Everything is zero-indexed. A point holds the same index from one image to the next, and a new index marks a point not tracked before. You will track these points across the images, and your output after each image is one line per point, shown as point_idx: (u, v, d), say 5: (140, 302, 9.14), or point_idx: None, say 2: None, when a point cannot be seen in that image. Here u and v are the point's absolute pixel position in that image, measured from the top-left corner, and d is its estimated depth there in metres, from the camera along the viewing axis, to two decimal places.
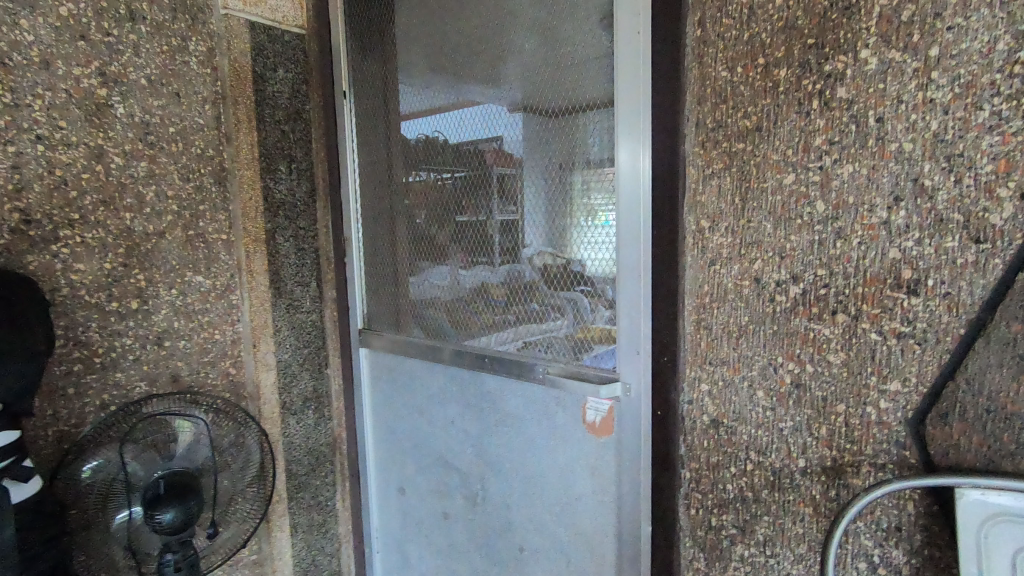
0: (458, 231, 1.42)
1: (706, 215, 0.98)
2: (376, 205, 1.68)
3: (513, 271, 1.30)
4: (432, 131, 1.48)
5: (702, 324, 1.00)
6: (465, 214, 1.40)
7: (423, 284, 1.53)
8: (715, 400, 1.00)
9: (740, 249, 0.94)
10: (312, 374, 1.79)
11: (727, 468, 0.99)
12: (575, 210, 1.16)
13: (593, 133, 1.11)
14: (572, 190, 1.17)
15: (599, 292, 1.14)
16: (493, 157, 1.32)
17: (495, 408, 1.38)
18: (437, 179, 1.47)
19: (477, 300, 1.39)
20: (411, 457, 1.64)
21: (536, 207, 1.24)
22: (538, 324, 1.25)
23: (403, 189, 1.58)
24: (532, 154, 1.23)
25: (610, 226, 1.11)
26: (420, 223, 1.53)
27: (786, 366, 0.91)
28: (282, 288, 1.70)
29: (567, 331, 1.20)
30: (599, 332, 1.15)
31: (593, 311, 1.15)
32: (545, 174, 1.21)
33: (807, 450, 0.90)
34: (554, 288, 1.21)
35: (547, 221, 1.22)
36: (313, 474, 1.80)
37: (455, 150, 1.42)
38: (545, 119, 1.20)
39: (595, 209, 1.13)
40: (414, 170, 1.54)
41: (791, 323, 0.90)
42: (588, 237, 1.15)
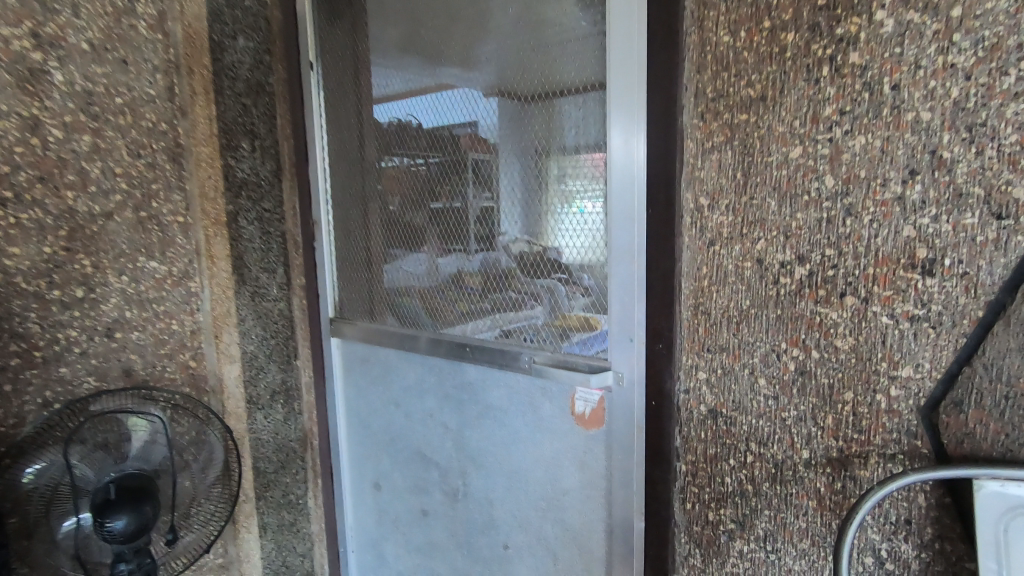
0: (434, 216, 1.33)
1: (705, 191, 0.91)
2: (347, 187, 1.58)
3: (491, 258, 1.22)
4: (404, 112, 1.39)
5: (700, 309, 0.94)
6: (440, 200, 1.31)
7: (398, 272, 1.44)
8: (714, 389, 0.94)
9: (741, 228, 0.88)
10: (280, 367, 1.68)
11: (726, 461, 0.94)
12: (554, 195, 1.10)
13: (575, 114, 1.06)
14: (558, 169, 1.09)
15: (576, 279, 1.09)
16: (468, 142, 1.24)
17: (476, 399, 1.30)
18: (410, 162, 1.38)
19: (454, 289, 1.31)
20: (386, 453, 1.55)
21: (514, 194, 1.17)
22: (514, 312, 1.20)
23: (376, 169, 1.48)
24: (510, 136, 1.16)
25: (593, 212, 1.06)
26: (392, 209, 1.44)
27: (791, 352, 0.86)
28: (246, 275, 1.58)
29: (546, 318, 1.14)
30: (582, 320, 1.09)
31: (571, 297, 1.10)
32: (523, 159, 1.14)
33: (812, 440, 0.85)
34: (532, 275, 1.15)
35: (527, 206, 1.15)
36: (283, 471, 1.70)
37: (430, 130, 1.33)
38: (523, 99, 1.13)
39: (575, 195, 1.07)
40: (388, 150, 1.44)
41: (795, 306, 0.85)
42: (569, 223, 1.09)
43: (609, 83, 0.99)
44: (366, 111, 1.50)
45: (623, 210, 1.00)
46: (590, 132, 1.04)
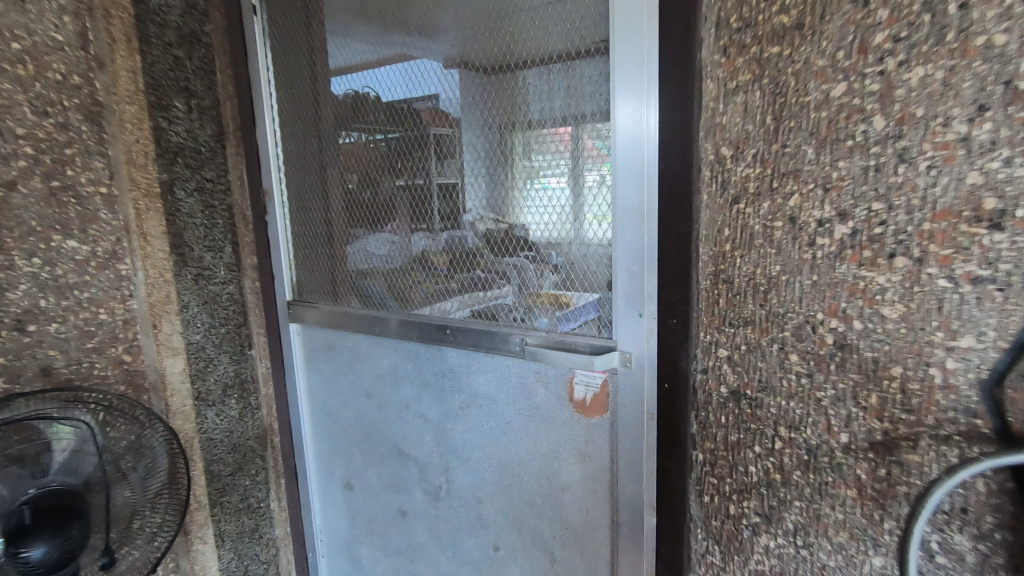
0: (399, 190, 1.19)
1: (728, 140, 0.79)
2: (303, 156, 1.39)
3: (455, 238, 1.11)
4: (360, 85, 1.24)
5: (721, 278, 0.82)
6: (403, 177, 1.18)
7: (361, 254, 1.29)
8: (737, 368, 0.83)
9: (771, 181, 0.76)
10: (232, 357, 1.50)
11: (751, 448, 0.83)
12: (518, 170, 1.02)
13: (539, 86, 0.97)
14: (535, 136, 0.99)
15: (542, 257, 1.00)
16: (428, 116, 1.12)
17: (460, 387, 1.15)
18: (366, 139, 1.24)
19: (424, 269, 1.18)
20: (355, 451, 1.39)
21: (478, 171, 1.07)
22: (483, 292, 1.09)
23: (338, 134, 1.31)
24: (470, 110, 1.06)
25: (559, 188, 0.98)
26: (352, 187, 1.28)
27: (829, 323, 0.75)
28: (187, 254, 1.39)
29: (513, 298, 1.05)
30: (552, 297, 1.00)
31: (539, 275, 1.01)
32: (486, 135, 1.04)
33: (853, 421, 0.75)
34: (499, 254, 1.05)
35: (495, 182, 1.05)
36: (241, 473, 1.52)
37: (388, 104, 1.19)
38: (480, 73, 1.03)
39: (540, 170, 0.99)
40: (348, 119, 1.28)
41: (835, 271, 0.74)
42: (535, 199, 1.01)
43: (612, 29, 0.87)
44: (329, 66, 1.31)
45: (614, 178, 0.90)
46: (554, 104, 0.96)
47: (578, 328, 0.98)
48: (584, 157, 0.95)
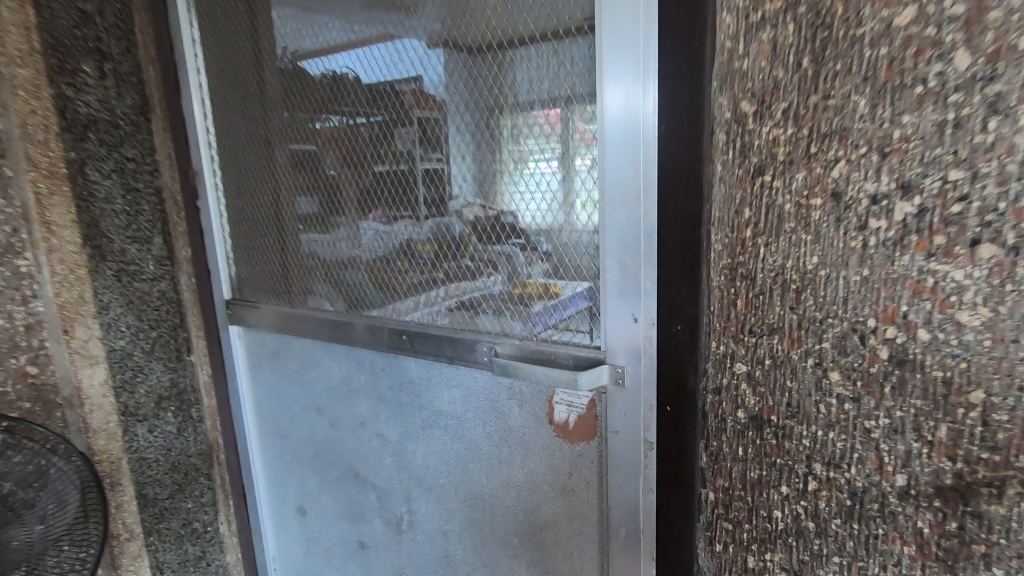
0: (376, 178, 0.96)
1: (749, 90, 0.60)
2: (248, 139, 1.17)
3: (439, 223, 0.89)
4: (338, 64, 0.99)
5: (739, 272, 0.63)
6: (386, 163, 0.94)
7: (315, 246, 1.08)
8: (759, 389, 0.65)
9: (810, 145, 0.57)
10: (167, 366, 1.30)
11: (776, 489, 0.66)
12: (505, 157, 0.81)
13: (528, 66, 0.76)
14: (514, 110, 0.79)
15: (532, 244, 0.80)
16: (411, 99, 0.89)
17: (421, 404, 0.97)
18: (348, 123, 0.98)
19: (403, 262, 0.95)
20: (306, 473, 1.21)
21: (466, 161, 0.85)
22: (468, 282, 0.87)
23: (290, 114, 1.08)
24: (459, 91, 0.83)
25: (551, 175, 0.78)
26: (332, 174, 1.03)
27: (883, 332, 0.57)
28: (104, 248, 1.17)
29: (502, 284, 0.84)
30: (541, 287, 0.80)
31: (527, 263, 0.81)
32: (475, 117, 0.82)
33: (915, 458, 0.57)
34: (487, 240, 0.84)
35: (481, 168, 0.83)
36: (183, 496, 1.33)
37: (369, 86, 0.94)
38: (461, 53, 0.82)
39: (529, 155, 0.78)
40: (300, 97, 1.06)
41: (891, 265, 0.56)
42: (523, 184, 0.80)
43: None
44: (299, 47, 1.04)
45: (602, 150, 0.71)
46: (542, 84, 0.76)
47: (563, 322, 0.80)
48: (571, 139, 0.75)
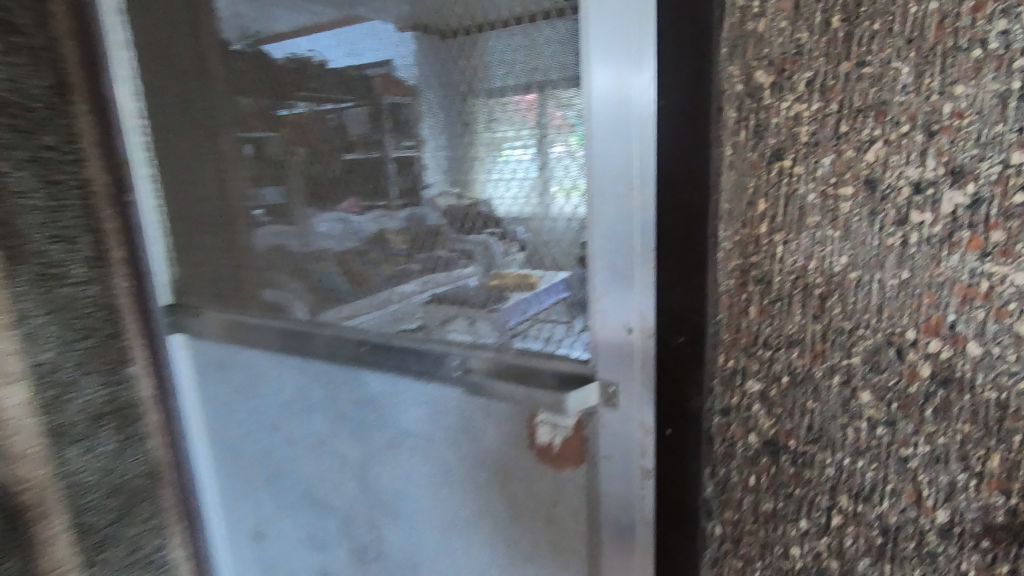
0: (346, 169, 0.82)
1: (765, 57, 0.50)
2: (185, 124, 1.03)
3: (413, 213, 0.77)
4: (305, 46, 0.83)
5: (752, 276, 0.54)
6: (357, 149, 0.80)
7: (262, 245, 0.96)
8: (774, 411, 0.56)
9: (840, 123, 0.48)
10: (103, 379, 1.11)
11: (794, 523, 0.57)
12: (477, 146, 0.70)
13: (503, 45, 0.66)
14: (491, 93, 0.68)
15: (510, 233, 0.69)
16: (381, 83, 0.76)
17: (387, 422, 0.86)
18: (315, 109, 0.83)
19: (374, 253, 0.82)
20: (262, 496, 1.09)
21: (440, 150, 0.73)
22: (445, 272, 0.75)
23: (229, 95, 0.94)
24: (432, 73, 0.72)
25: (525, 162, 0.67)
26: (301, 160, 0.87)
27: (924, 346, 0.48)
28: (23, 249, 0.97)
29: (478, 279, 0.73)
30: (519, 278, 0.69)
31: (503, 253, 0.70)
32: (449, 103, 0.71)
33: (960, 492, 0.49)
34: (461, 231, 0.73)
35: (456, 159, 0.72)
36: (129, 521, 1.16)
37: (337, 70, 0.80)
38: (435, 40, 0.71)
39: (506, 143, 0.68)
40: (245, 80, 0.91)
41: (937, 267, 0.47)
42: (500, 172, 0.69)
43: None
44: (263, 29, 0.87)
45: (590, 127, 0.57)
46: (516, 65, 0.65)
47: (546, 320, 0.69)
48: (547, 128, 0.66)
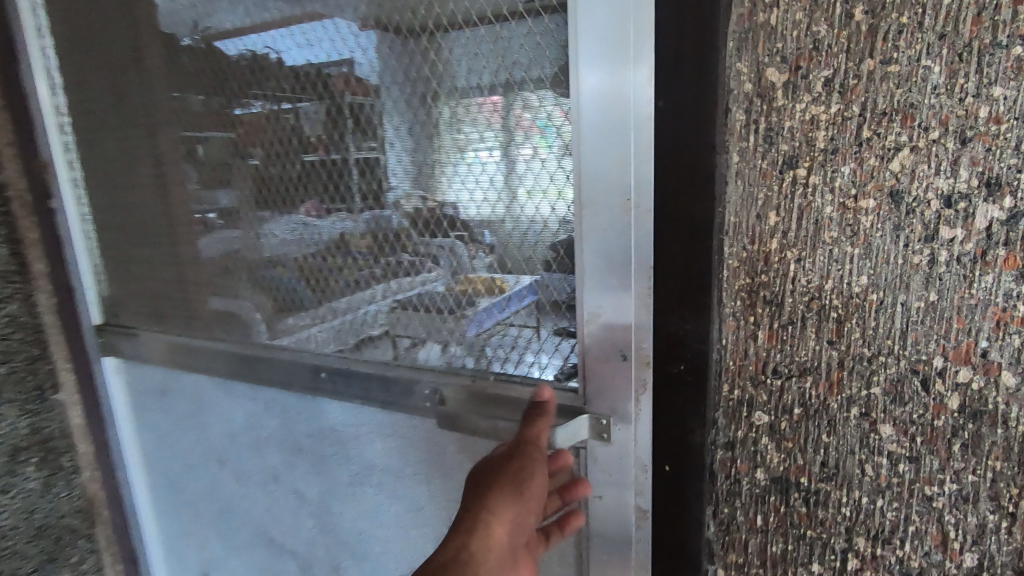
0: (306, 171, 0.73)
1: (778, 54, 0.44)
2: (114, 121, 0.92)
3: (377, 217, 0.69)
4: (258, 42, 0.74)
5: (761, 297, 0.48)
6: (317, 152, 0.71)
7: (209, 258, 0.86)
8: (784, 445, 0.50)
9: (863, 127, 0.42)
10: (24, 408, 0.98)
11: (805, 567, 0.52)
12: (443, 149, 0.63)
13: (479, 36, 0.59)
14: (462, 89, 0.61)
15: (475, 236, 0.63)
16: (342, 83, 0.68)
17: (351, 453, 0.78)
18: (273, 110, 0.74)
19: (336, 258, 0.74)
20: (211, 535, 1.00)
21: (406, 154, 0.65)
22: (408, 279, 0.69)
23: (166, 89, 0.84)
24: (395, 68, 0.64)
25: (492, 164, 0.61)
26: (257, 163, 0.78)
27: (953, 375, 0.44)
28: None
29: (445, 284, 0.66)
30: (487, 283, 0.64)
31: (470, 258, 0.64)
32: (415, 101, 0.64)
33: (989, 534, 0.45)
34: (425, 234, 0.66)
35: (423, 163, 0.65)
36: (57, 565, 1.04)
37: (295, 69, 0.71)
38: (399, 34, 0.63)
39: (473, 145, 0.61)
40: (186, 74, 0.82)
41: (969, 288, 0.42)
42: (468, 173, 0.62)
43: None
44: (212, 24, 0.78)
45: (580, 141, 0.53)
46: (493, 60, 0.58)
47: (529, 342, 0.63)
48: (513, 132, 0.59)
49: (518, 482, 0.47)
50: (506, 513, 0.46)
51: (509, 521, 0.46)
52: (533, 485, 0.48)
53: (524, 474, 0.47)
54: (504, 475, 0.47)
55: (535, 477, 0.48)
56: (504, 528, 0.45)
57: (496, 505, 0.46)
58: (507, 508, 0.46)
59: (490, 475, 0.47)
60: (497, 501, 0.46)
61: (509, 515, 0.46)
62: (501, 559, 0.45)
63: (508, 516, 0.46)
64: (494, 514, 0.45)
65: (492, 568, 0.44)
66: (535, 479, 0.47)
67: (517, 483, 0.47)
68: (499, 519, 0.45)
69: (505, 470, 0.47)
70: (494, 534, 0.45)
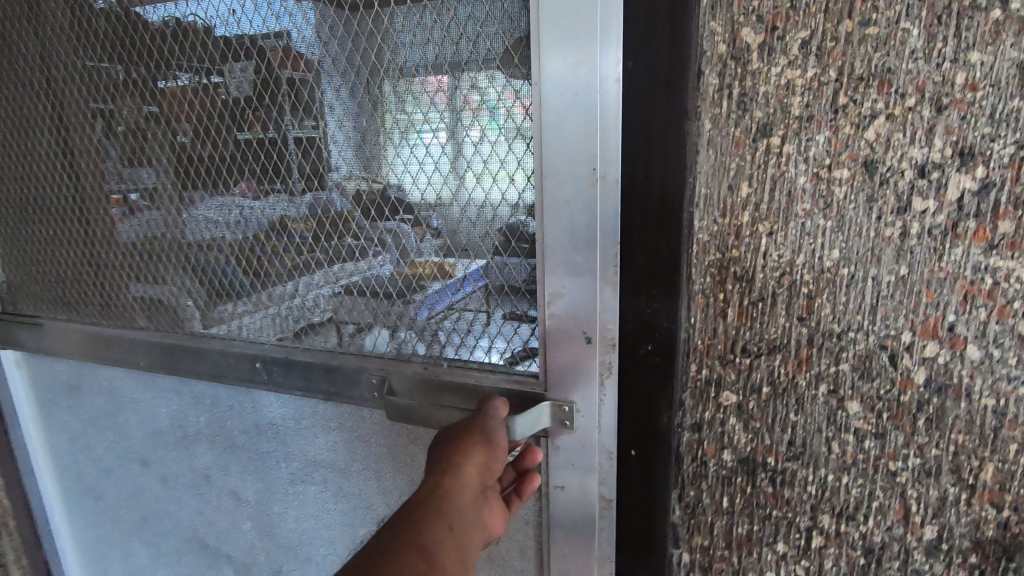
0: (239, 150, 0.66)
1: (754, 14, 0.42)
2: (14, 85, 0.80)
3: (318, 200, 0.63)
4: (185, 9, 0.66)
5: (730, 274, 0.46)
6: (250, 129, 0.64)
7: (127, 237, 0.77)
8: (752, 425, 0.49)
9: (839, 94, 0.41)
10: None
11: (770, 546, 0.51)
12: (387, 126, 0.58)
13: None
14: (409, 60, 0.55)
15: (422, 220, 0.59)
16: (277, 55, 0.61)
17: (294, 448, 0.73)
18: (198, 82, 0.66)
19: (275, 242, 0.67)
20: (136, 543, 0.93)
21: (348, 129, 0.60)
22: (352, 264, 0.63)
23: (75, 53, 0.74)
24: (337, 32, 0.57)
25: (439, 146, 0.56)
26: (185, 141, 0.69)
27: (920, 349, 0.43)
28: None
29: (392, 266, 0.61)
30: (434, 268, 0.59)
31: (417, 242, 0.59)
32: (358, 74, 0.58)
33: (950, 506, 0.45)
34: (370, 217, 0.61)
35: (366, 140, 0.59)
36: None
37: (225, 38, 0.64)
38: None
39: (420, 125, 0.56)
40: (92, 32, 0.72)
41: (939, 261, 0.41)
42: (412, 157, 0.58)
43: None
44: None
45: (540, 113, 0.50)
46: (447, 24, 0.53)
47: (486, 325, 0.59)
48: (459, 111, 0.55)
49: (488, 430, 0.46)
50: (479, 455, 0.43)
51: (480, 463, 0.43)
52: (501, 438, 0.46)
53: (491, 427, 0.46)
54: (470, 429, 0.46)
55: (499, 431, 0.46)
56: (476, 471, 0.43)
57: (468, 448, 0.43)
58: (478, 451, 0.43)
59: (455, 430, 0.46)
60: (468, 444, 0.44)
61: (481, 459, 0.43)
62: (476, 500, 0.42)
63: (481, 459, 0.43)
64: (464, 458, 0.43)
65: (468, 510, 0.41)
66: (501, 430, 0.46)
67: (485, 432, 0.45)
68: (472, 460, 0.43)
69: (471, 425, 0.46)
70: (469, 474, 0.42)
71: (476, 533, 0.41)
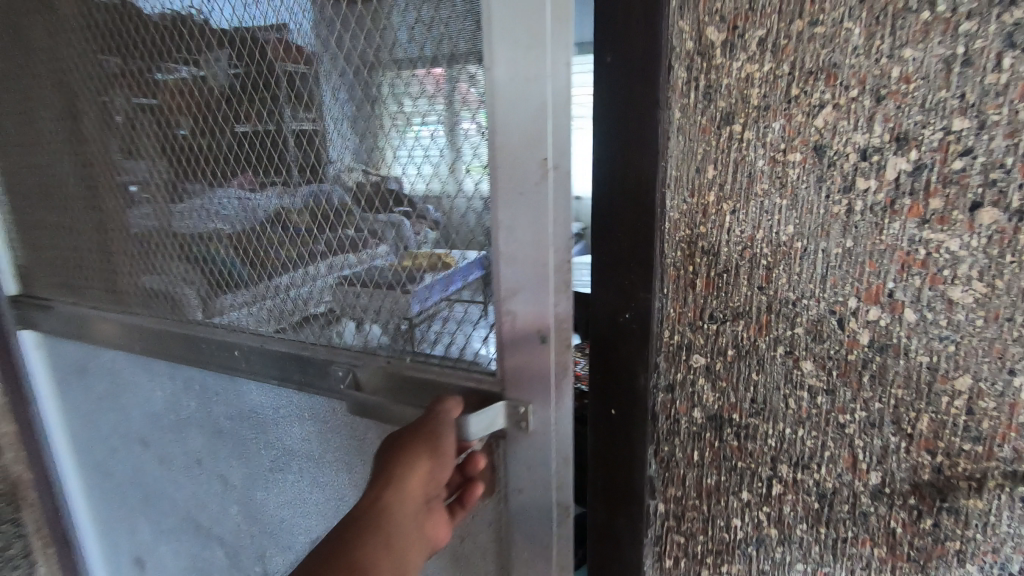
0: (237, 142, 0.70)
1: (717, 15, 0.47)
2: (25, 78, 0.85)
3: (317, 191, 0.67)
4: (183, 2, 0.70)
5: (699, 247, 0.52)
6: (251, 120, 0.69)
7: (134, 225, 0.82)
8: (718, 384, 0.55)
9: (792, 85, 0.46)
10: None
11: (736, 494, 0.57)
12: (383, 118, 0.62)
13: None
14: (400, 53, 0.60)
15: (418, 212, 0.62)
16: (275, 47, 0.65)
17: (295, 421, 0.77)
18: (197, 76, 0.71)
19: (272, 232, 0.71)
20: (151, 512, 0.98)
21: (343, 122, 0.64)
22: (352, 255, 0.67)
23: (83, 49, 0.78)
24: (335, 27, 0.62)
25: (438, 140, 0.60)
26: (183, 134, 0.74)
27: (865, 314, 0.48)
28: None
29: (392, 260, 0.65)
30: (432, 261, 0.63)
31: (416, 236, 0.63)
32: (353, 68, 0.62)
33: (892, 454, 0.50)
34: (369, 210, 0.65)
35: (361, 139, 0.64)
36: None
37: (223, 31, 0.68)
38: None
39: (417, 117, 0.61)
40: (99, 28, 0.76)
41: (880, 234, 0.46)
42: (407, 149, 0.62)
43: None
44: None
45: (494, 103, 0.55)
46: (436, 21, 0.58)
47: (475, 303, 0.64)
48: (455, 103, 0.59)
49: (437, 436, 0.53)
50: (421, 465, 0.51)
51: (421, 473, 0.51)
52: (447, 444, 0.53)
53: (440, 434, 0.53)
54: (421, 434, 0.53)
55: (447, 438, 0.53)
56: (415, 481, 0.51)
57: (414, 457, 0.51)
58: (422, 462, 0.51)
59: (408, 433, 0.53)
60: (415, 453, 0.51)
61: (422, 470, 0.51)
62: (413, 506, 0.51)
63: (423, 469, 0.51)
64: (407, 469, 0.51)
65: (402, 516, 0.50)
66: (448, 437, 0.53)
67: (434, 439, 0.53)
68: (413, 470, 0.51)
69: (422, 428, 0.53)
70: (409, 484, 0.50)
71: (411, 532, 0.51)
